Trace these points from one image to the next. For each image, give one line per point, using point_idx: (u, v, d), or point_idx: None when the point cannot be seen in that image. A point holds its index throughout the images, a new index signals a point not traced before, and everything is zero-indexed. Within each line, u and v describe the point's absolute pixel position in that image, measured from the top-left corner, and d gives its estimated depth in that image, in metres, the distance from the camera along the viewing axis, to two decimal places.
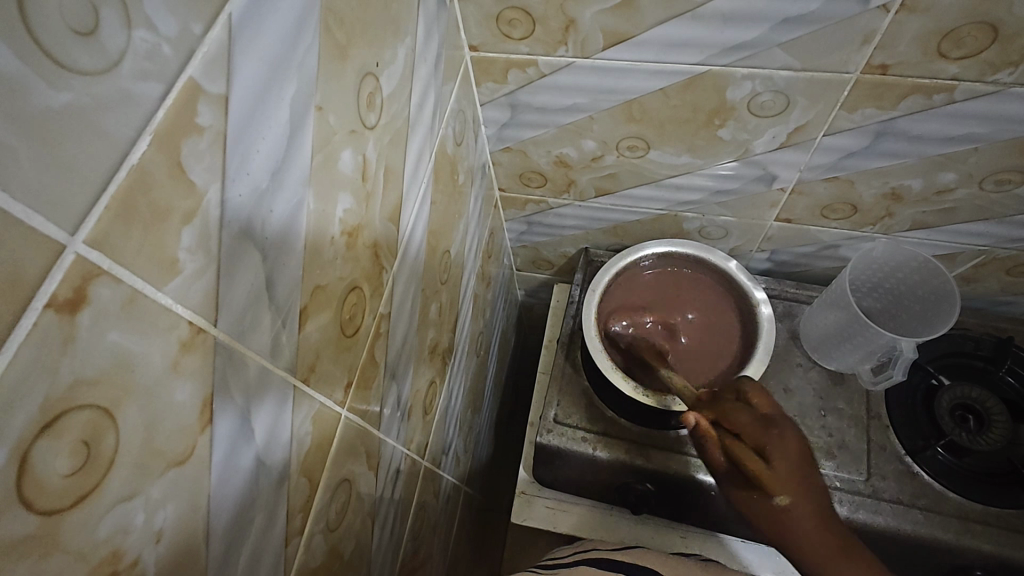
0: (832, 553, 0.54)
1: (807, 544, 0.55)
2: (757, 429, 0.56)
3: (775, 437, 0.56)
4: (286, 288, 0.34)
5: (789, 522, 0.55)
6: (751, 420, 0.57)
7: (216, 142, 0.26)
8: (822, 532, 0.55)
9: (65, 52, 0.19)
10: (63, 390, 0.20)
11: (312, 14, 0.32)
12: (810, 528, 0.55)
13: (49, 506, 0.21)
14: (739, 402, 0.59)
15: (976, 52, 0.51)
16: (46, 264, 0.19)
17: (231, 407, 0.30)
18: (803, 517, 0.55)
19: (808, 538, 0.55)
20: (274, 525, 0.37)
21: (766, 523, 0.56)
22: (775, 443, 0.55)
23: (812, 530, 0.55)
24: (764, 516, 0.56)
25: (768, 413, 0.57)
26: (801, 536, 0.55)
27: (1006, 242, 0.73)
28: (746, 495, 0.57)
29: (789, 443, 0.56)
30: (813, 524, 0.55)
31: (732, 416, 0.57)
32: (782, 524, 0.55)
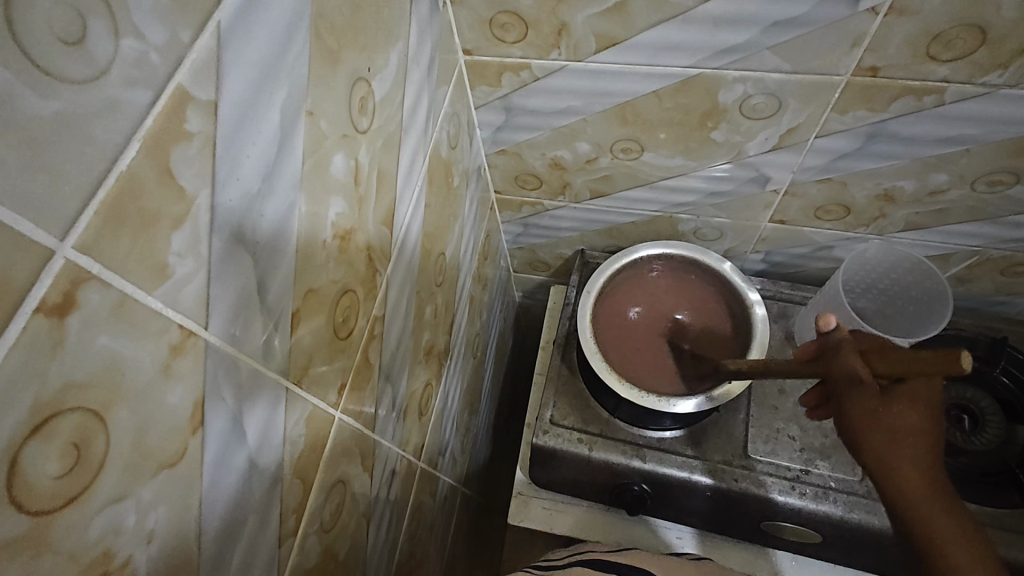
0: (925, 489, 0.52)
1: (909, 472, 0.52)
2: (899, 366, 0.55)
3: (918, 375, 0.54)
4: (277, 292, 0.34)
5: (895, 425, 0.52)
6: (887, 349, 0.57)
7: (205, 148, 0.26)
8: (927, 467, 0.53)
9: (52, 62, 0.19)
10: (53, 394, 0.21)
11: (303, 20, 0.32)
12: (917, 427, 0.52)
13: (40, 508, 0.21)
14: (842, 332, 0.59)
15: (965, 54, 0.51)
16: (35, 269, 0.20)
17: (223, 409, 0.31)
18: (910, 426, 0.52)
19: (905, 454, 0.52)
20: (267, 526, 0.37)
21: (878, 431, 0.52)
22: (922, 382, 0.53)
23: (919, 457, 0.53)
24: (877, 412, 0.52)
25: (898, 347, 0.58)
26: (902, 450, 0.52)
27: (999, 242, 0.73)
28: (856, 393, 0.53)
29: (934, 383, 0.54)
30: (914, 453, 0.52)
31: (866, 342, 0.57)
32: (892, 425, 0.52)
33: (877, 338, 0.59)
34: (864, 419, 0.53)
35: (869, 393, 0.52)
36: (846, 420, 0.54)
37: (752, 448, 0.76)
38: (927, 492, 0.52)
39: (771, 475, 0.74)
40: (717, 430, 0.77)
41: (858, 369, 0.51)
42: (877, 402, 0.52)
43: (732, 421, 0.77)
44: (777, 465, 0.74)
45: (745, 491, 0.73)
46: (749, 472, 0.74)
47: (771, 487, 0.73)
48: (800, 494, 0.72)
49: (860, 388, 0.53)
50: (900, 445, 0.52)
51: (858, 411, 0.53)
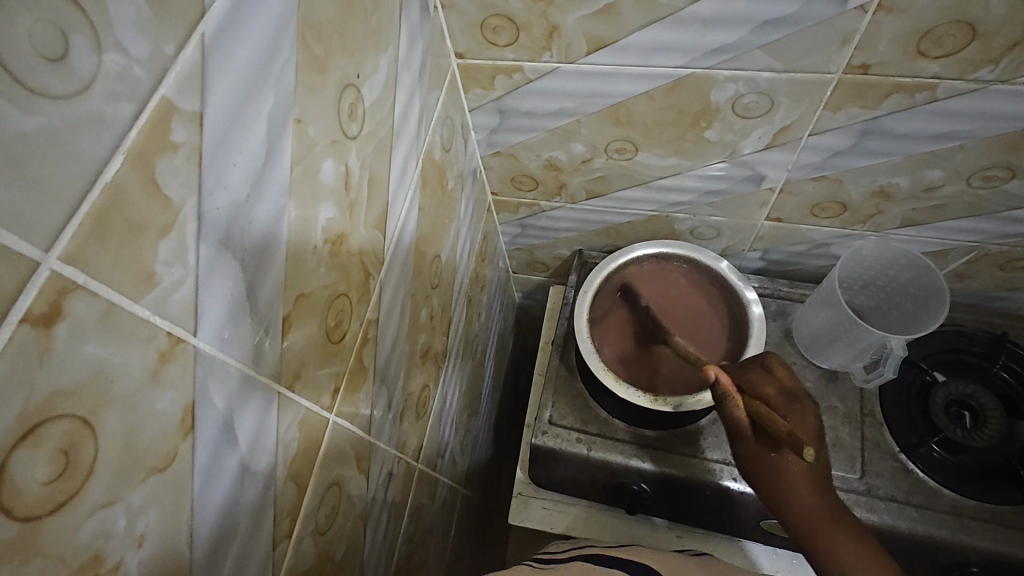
0: (820, 521, 0.55)
1: (802, 508, 0.55)
2: (781, 403, 0.58)
3: (798, 411, 0.57)
4: (267, 298, 0.35)
5: (786, 474, 0.55)
6: (774, 392, 0.59)
7: (191, 158, 0.27)
8: (817, 498, 0.56)
9: (35, 78, 0.20)
10: (40, 402, 0.21)
11: (288, 30, 0.33)
12: (801, 475, 0.55)
13: (29, 513, 0.22)
14: (762, 373, 0.61)
15: (955, 50, 0.51)
16: (21, 280, 0.20)
17: (214, 414, 0.31)
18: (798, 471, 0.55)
19: (802, 496, 0.55)
20: (260, 529, 0.38)
21: (766, 476, 0.56)
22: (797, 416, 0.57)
23: (804, 490, 0.55)
24: (760, 462, 0.57)
25: (791, 388, 0.59)
26: (792, 492, 0.55)
27: (998, 238, 0.73)
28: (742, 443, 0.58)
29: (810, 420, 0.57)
30: (807, 489, 0.55)
31: (758, 386, 0.60)
32: (778, 473, 0.56)
33: (775, 377, 0.60)
34: (754, 466, 0.57)
35: (749, 442, 0.57)
36: (743, 468, 0.59)
37: None
38: (825, 518, 0.55)
39: None
40: (715, 429, 0.77)
41: (742, 423, 0.57)
42: (759, 453, 0.57)
43: None
44: None
45: (744, 490, 0.73)
46: None
47: None
48: None
49: (743, 438, 0.58)
50: (791, 494, 0.56)
51: (749, 460, 0.58)
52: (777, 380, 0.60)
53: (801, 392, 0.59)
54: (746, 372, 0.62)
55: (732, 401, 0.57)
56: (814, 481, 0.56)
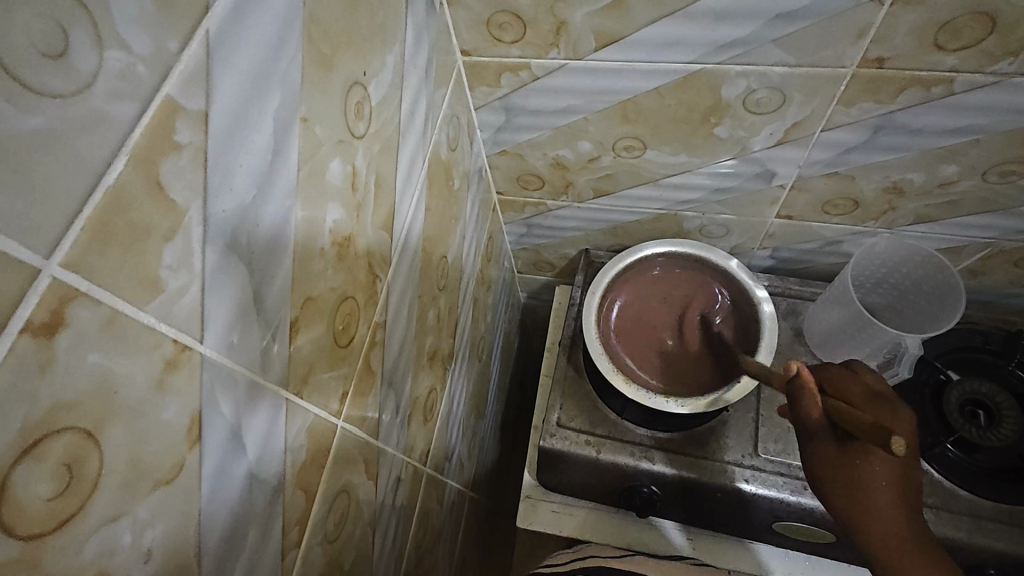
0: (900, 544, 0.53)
1: (883, 521, 0.53)
2: (866, 404, 0.57)
3: (886, 411, 0.56)
4: (275, 302, 0.34)
5: (867, 480, 0.53)
6: (861, 393, 0.58)
7: (196, 159, 0.26)
8: (894, 505, 0.53)
9: (33, 76, 0.19)
10: (42, 415, 0.20)
11: (294, 26, 0.32)
12: (881, 483, 0.53)
13: (31, 531, 0.21)
14: (847, 372, 0.61)
15: (973, 43, 0.50)
16: (19, 289, 0.19)
17: (221, 423, 0.30)
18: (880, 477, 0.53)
19: (878, 511, 0.53)
20: (270, 538, 0.37)
21: (836, 480, 0.53)
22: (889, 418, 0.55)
23: (892, 504, 0.53)
24: (837, 465, 0.52)
25: (882, 391, 0.58)
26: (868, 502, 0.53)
27: (1012, 234, 0.72)
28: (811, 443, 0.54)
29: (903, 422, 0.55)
30: (890, 502, 0.53)
31: (841, 385, 0.59)
32: (858, 482, 0.53)
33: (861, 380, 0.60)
34: (843, 479, 0.53)
35: (824, 441, 0.53)
36: (813, 477, 0.55)
37: (762, 448, 0.75)
38: (903, 539, 0.53)
39: (782, 475, 0.73)
40: (726, 430, 0.76)
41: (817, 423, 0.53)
42: (836, 452, 0.52)
43: (741, 421, 0.76)
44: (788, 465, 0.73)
45: (754, 491, 0.72)
46: (759, 472, 0.73)
47: (783, 487, 0.72)
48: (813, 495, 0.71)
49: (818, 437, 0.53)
50: (870, 515, 0.53)
51: (819, 466, 0.53)
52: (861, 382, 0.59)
53: (890, 394, 0.57)
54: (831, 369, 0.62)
55: (810, 402, 0.52)
56: (895, 491, 0.53)
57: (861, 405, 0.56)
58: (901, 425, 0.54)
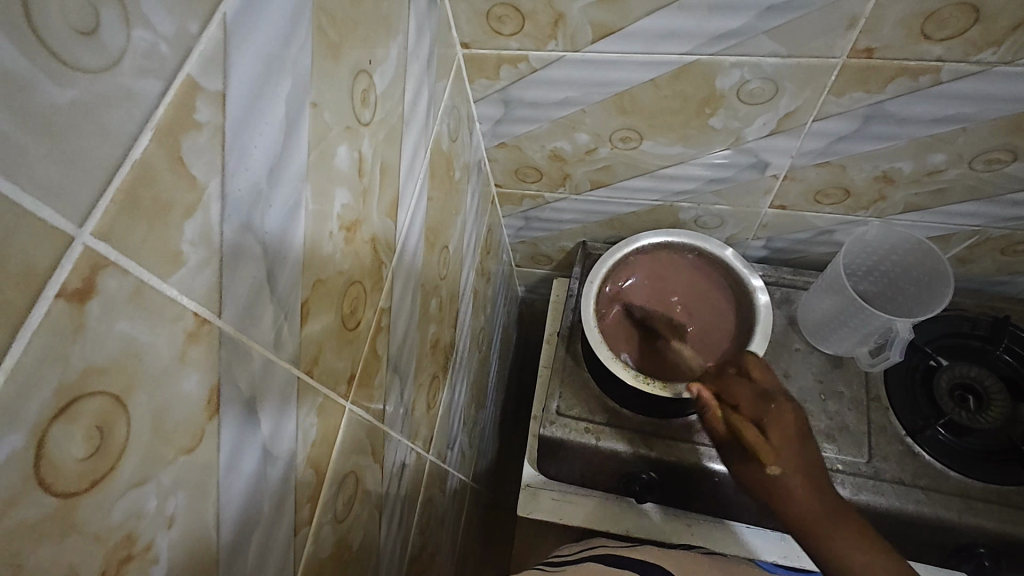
0: (819, 518, 0.54)
1: (806, 513, 0.55)
2: (756, 406, 0.61)
3: (771, 411, 0.60)
4: (287, 284, 0.35)
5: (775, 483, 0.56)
6: (750, 393, 0.62)
7: (214, 138, 0.27)
8: (812, 498, 0.55)
9: (68, 51, 0.20)
10: (76, 377, 0.21)
11: (304, 13, 0.33)
12: (788, 478, 0.56)
13: (66, 489, 0.22)
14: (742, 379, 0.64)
15: (959, 32, 0.52)
16: (56, 255, 0.20)
17: (237, 399, 0.31)
18: (777, 479, 0.56)
19: (795, 501, 0.55)
20: (283, 513, 0.38)
21: (756, 486, 0.58)
22: (771, 416, 0.59)
23: (799, 492, 0.55)
24: (745, 472, 0.59)
25: (767, 388, 0.62)
26: (777, 497, 0.56)
27: (999, 221, 0.73)
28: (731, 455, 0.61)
29: (788, 418, 0.59)
30: (794, 492, 0.56)
31: (733, 391, 0.63)
32: (767, 487, 0.57)
33: (750, 380, 0.64)
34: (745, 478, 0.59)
35: (730, 454, 0.62)
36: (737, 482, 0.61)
37: None
38: (827, 517, 0.54)
39: None
40: None
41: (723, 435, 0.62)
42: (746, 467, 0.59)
43: None
44: None
45: None
46: None
47: None
48: None
49: (728, 450, 0.62)
50: (789, 503, 0.56)
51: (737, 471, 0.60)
52: (753, 381, 0.64)
53: (775, 390, 0.62)
54: (724, 378, 0.66)
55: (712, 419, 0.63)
56: (800, 476, 0.56)
57: (753, 411, 0.61)
58: (777, 420, 0.59)
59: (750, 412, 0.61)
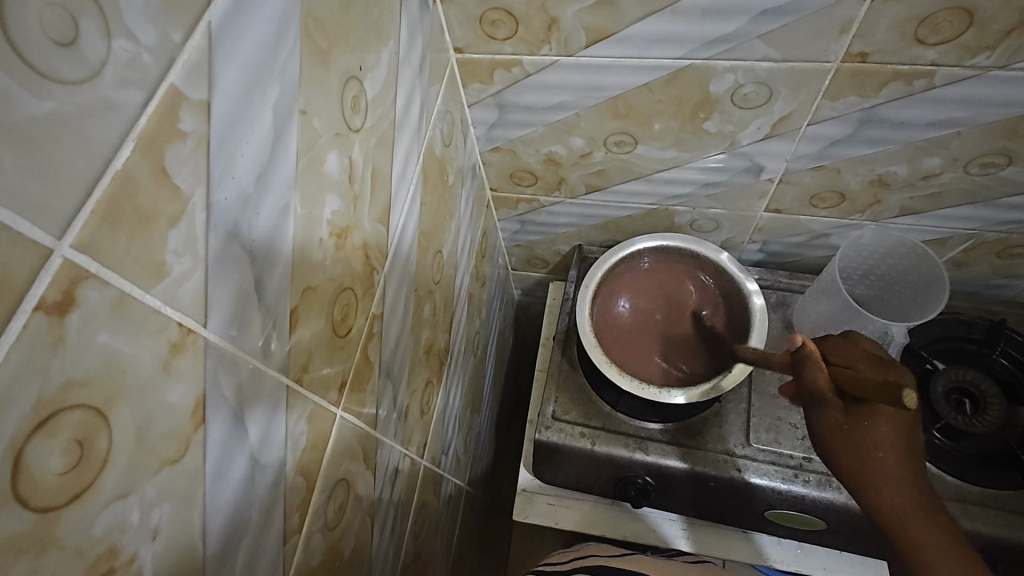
0: (905, 511, 0.53)
1: (887, 487, 0.54)
2: (874, 367, 0.55)
3: (889, 374, 0.55)
4: (276, 292, 0.35)
5: (874, 443, 0.53)
6: (864, 355, 0.57)
7: (199, 147, 0.26)
8: (907, 487, 0.54)
9: (46, 62, 0.20)
10: (55, 391, 0.21)
11: (292, 20, 0.32)
12: (889, 442, 0.53)
13: (45, 504, 0.21)
14: (843, 342, 0.59)
15: (953, 37, 0.52)
16: (34, 268, 0.20)
17: (223, 407, 0.31)
18: (881, 437, 0.53)
19: (889, 485, 0.54)
20: (272, 522, 0.37)
21: (847, 449, 0.54)
22: (898, 376, 0.53)
23: (900, 472, 0.54)
24: (844, 428, 0.53)
25: (879, 355, 0.56)
26: (874, 464, 0.54)
27: (995, 224, 0.73)
28: (820, 411, 0.54)
29: (911, 383, 0.53)
30: (892, 460, 0.54)
31: (839, 353, 0.57)
32: (865, 446, 0.53)
33: (858, 346, 0.58)
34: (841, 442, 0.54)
35: (837, 410, 0.52)
36: (823, 446, 0.56)
37: (754, 437, 0.76)
38: (914, 508, 0.53)
39: (774, 463, 0.74)
40: (719, 421, 0.77)
41: (823, 387, 0.52)
42: (843, 417, 0.53)
43: (734, 412, 0.78)
44: (780, 453, 0.75)
45: (748, 480, 0.74)
46: (752, 461, 0.74)
47: (775, 475, 0.73)
48: (803, 482, 0.73)
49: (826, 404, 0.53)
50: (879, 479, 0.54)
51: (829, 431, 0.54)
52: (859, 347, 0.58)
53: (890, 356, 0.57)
54: (829, 345, 0.59)
55: (815, 365, 0.53)
56: (902, 447, 0.54)
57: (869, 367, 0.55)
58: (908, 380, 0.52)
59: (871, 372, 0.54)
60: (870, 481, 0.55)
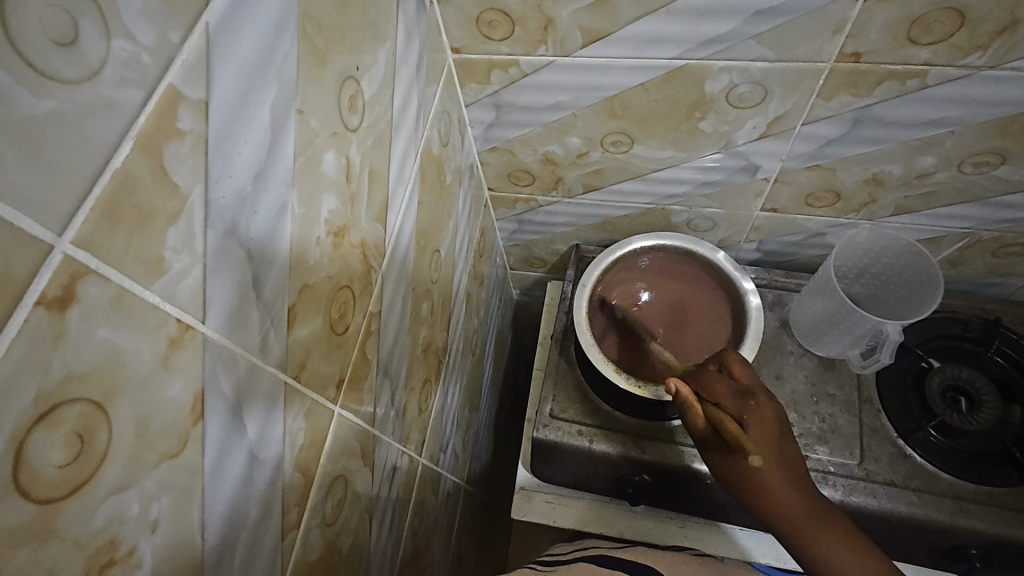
0: (803, 517, 0.54)
1: (782, 509, 0.55)
2: (735, 402, 0.59)
3: (752, 405, 0.59)
4: (273, 289, 0.35)
5: (751, 477, 0.56)
6: (725, 387, 0.61)
7: (197, 146, 0.27)
8: (796, 495, 0.55)
9: (47, 62, 0.20)
10: (56, 384, 0.21)
11: (289, 21, 0.33)
12: (766, 474, 0.55)
13: (45, 496, 0.22)
14: (722, 375, 0.63)
15: (944, 36, 0.52)
16: (35, 263, 0.20)
17: (222, 402, 0.31)
18: (757, 469, 0.56)
19: (783, 502, 0.55)
20: (270, 518, 0.38)
21: (736, 481, 0.57)
22: (752, 411, 0.58)
23: (785, 490, 0.55)
24: (728, 463, 0.58)
25: (747, 386, 0.61)
26: (757, 491, 0.56)
27: (989, 223, 0.74)
28: (711, 450, 0.60)
29: (768, 415, 0.58)
30: (774, 485, 0.55)
31: (710, 386, 0.61)
32: (744, 479, 0.56)
33: (727, 375, 0.62)
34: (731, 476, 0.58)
35: (716, 450, 0.59)
36: (723, 481, 0.59)
37: None
38: (807, 515, 0.54)
39: None
40: None
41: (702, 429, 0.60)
42: (725, 456, 0.58)
43: None
44: None
45: None
46: None
47: None
48: None
49: (711, 445, 0.60)
50: (769, 504, 0.55)
51: (721, 470, 0.59)
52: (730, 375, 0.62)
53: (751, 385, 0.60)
54: (698, 373, 0.64)
55: (692, 412, 0.60)
56: (781, 474, 0.55)
57: (727, 398, 0.60)
58: (759, 415, 0.58)
59: (733, 407, 0.59)
60: (767, 509, 0.56)
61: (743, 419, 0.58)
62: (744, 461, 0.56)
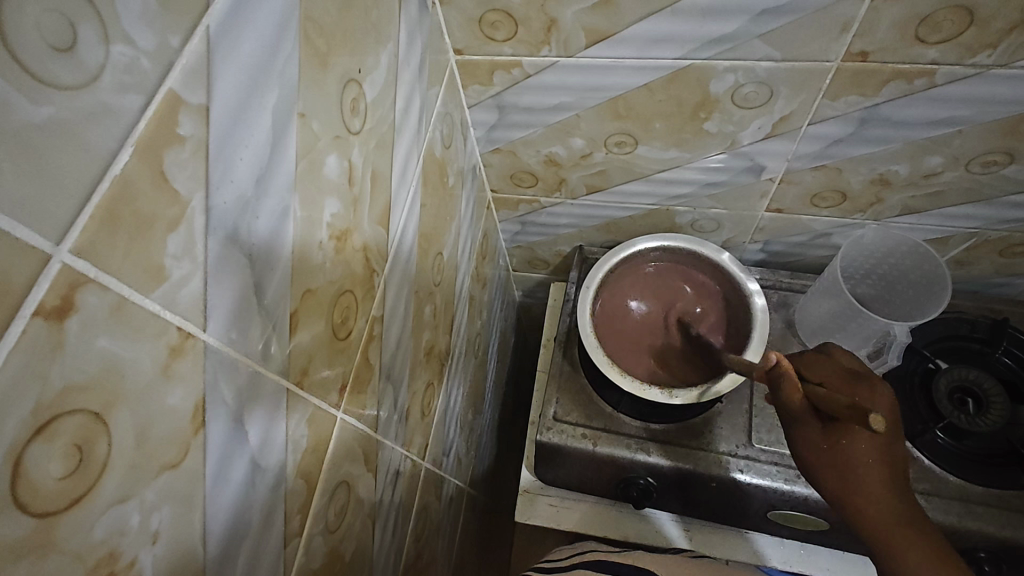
0: (894, 520, 0.54)
1: (873, 506, 0.55)
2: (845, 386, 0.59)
3: (863, 391, 0.58)
4: (275, 295, 0.35)
5: (854, 462, 0.55)
6: (837, 373, 0.61)
7: (197, 151, 0.27)
8: (889, 497, 0.55)
9: (44, 69, 0.20)
10: (54, 396, 0.21)
11: (291, 23, 0.32)
12: (871, 459, 0.55)
13: (44, 509, 0.21)
14: (823, 358, 0.63)
15: (953, 35, 0.52)
16: (32, 274, 0.20)
17: (223, 410, 0.31)
18: (864, 454, 0.55)
19: (873, 499, 0.55)
20: (273, 525, 0.37)
21: (829, 466, 0.56)
22: (870, 397, 0.57)
23: (880, 486, 0.55)
24: (822, 446, 0.56)
25: (856, 370, 0.60)
26: (855, 477, 0.55)
27: (997, 223, 0.73)
28: (800, 427, 0.58)
29: (887, 396, 0.57)
30: (876, 478, 0.55)
31: (817, 370, 0.62)
32: (845, 464, 0.55)
33: (832, 360, 0.63)
34: (821, 459, 0.57)
35: (810, 426, 0.57)
36: (809, 464, 0.58)
37: (756, 438, 0.76)
38: (898, 523, 0.54)
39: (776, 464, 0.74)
40: (721, 421, 0.77)
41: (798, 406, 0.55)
42: (822, 436, 0.56)
43: (736, 412, 0.78)
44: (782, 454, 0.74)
45: (749, 481, 0.73)
46: (753, 462, 0.74)
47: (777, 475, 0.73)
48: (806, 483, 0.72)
49: (805, 422, 0.57)
50: (864, 502, 0.55)
51: (812, 447, 0.57)
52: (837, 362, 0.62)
53: (865, 370, 0.60)
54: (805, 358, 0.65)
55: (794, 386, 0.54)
56: (884, 464, 0.55)
57: (835, 386, 0.60)
58: (886, 398, 0.57)
59: (843, 392, 0.59)
60: (857, 506, 0.56)
61: (854, 402, 0.57)
62: (853, 437, 0.55)
